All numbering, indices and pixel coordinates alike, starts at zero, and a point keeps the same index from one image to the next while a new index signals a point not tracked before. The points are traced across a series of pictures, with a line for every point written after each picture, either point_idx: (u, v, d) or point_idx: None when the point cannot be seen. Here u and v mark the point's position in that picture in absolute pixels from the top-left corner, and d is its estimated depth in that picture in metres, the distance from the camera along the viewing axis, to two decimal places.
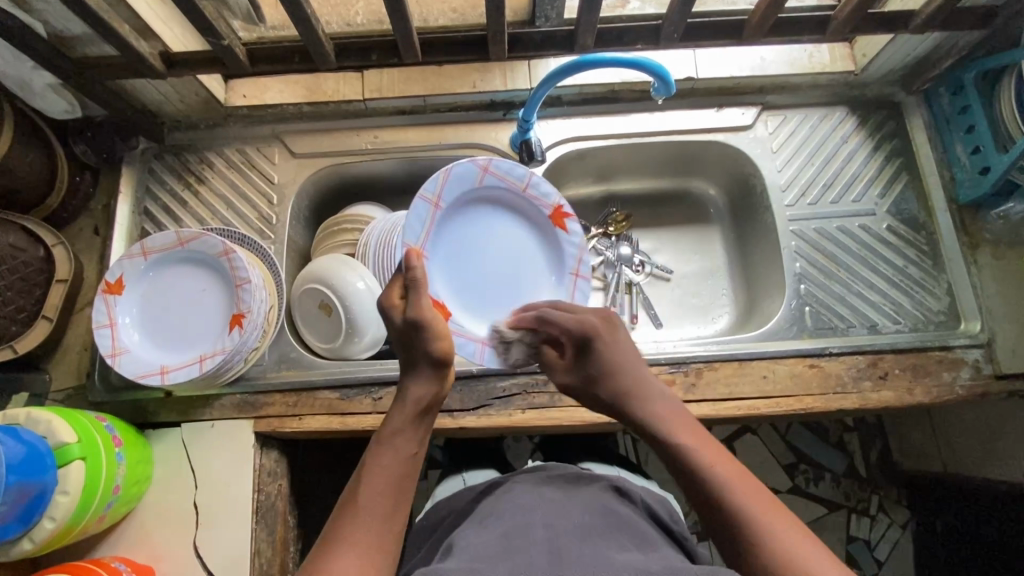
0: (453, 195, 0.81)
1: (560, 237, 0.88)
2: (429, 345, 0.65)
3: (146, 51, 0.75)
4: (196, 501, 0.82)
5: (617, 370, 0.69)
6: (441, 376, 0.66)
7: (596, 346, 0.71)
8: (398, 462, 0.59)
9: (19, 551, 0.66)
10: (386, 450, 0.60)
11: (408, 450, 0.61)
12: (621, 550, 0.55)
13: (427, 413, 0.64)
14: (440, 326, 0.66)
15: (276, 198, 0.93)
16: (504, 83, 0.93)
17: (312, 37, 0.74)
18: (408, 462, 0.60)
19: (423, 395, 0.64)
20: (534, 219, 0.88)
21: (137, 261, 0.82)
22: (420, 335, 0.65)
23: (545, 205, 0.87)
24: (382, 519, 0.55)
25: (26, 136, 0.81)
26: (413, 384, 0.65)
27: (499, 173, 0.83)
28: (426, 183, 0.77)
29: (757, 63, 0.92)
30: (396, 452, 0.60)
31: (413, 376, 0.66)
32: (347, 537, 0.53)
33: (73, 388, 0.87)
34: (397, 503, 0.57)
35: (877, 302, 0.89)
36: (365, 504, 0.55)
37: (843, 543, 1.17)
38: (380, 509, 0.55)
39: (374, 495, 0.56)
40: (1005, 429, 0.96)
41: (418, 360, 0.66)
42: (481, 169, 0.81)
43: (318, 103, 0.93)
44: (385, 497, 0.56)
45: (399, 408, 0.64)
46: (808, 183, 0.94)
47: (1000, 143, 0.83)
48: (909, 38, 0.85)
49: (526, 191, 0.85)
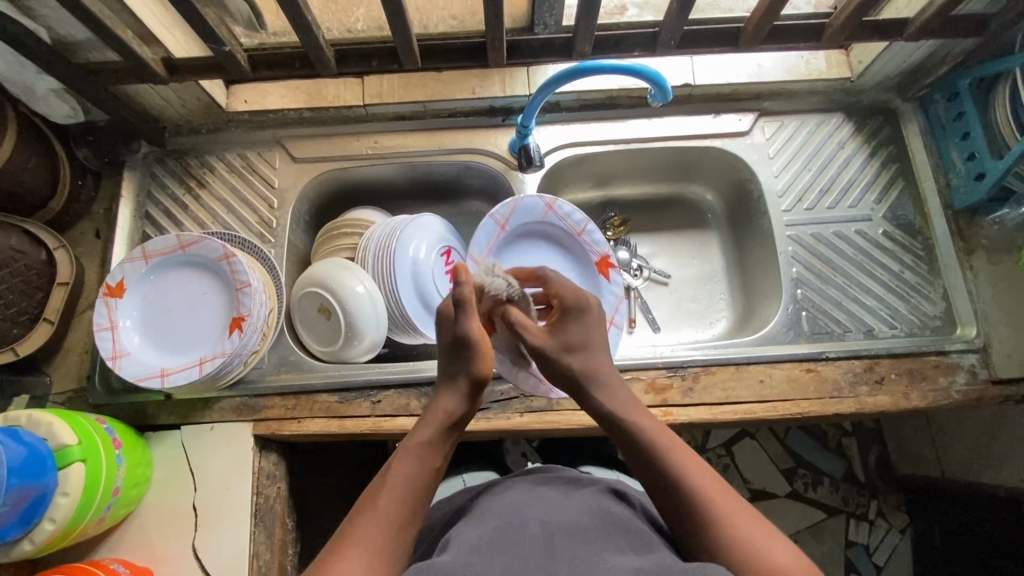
0: (518, 222, 0.91)
1: (601, 284, 0.94)
2: (471, 362, 0.66)
3: (148, 58, 0.76)
4: (195, 503, 0.82)
5: (583, 350, 0.71)
6: (472, 395, 0.67)
7: (563, 335, 0.71)
8: (422, 472, 0.60)
9: (19, 553, 0.66)
10: (407, 460, 0.60)
11: (430, 463, 0.61)
12: (615, 545, 0.56)
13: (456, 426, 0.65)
14: (486, 348, 0.67)
15: (277, 203, 0.94)
16: (503, 89, 0.94)
17: (313, 43, 0.75)
18: (428, 473, 0.60)
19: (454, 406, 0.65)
20: (581, 261, 0.95)
21: (138, 265, 0.82)
22: (465, 352, 0.66)
23: (595, 252, 0.94)
24: (394, 523, 0.55)
25: (30, 140, 0.82)
26: (446, 396, 0.66)
27: (560, 213, 0.91)
28: (497, 206, 0.88)
29: (756, 70, 0.94)
30: (420, 461, 0.61)
31: (446, 387, 0.67)
32: (361, 541, 0.53)
33: (73, 391, 0.87)
34: (410, 509, 0.57)
35: (873, 307, 0.90)
36: (379, 507, 0.56)
37: (842, 548, 1.18)
38: (393, 512, 0.56)
39: (394, 500, 0.57)
40: (1001, 434, 0.96)
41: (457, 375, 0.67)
42: (546, 206, 0.90)
43: (318, 109, 0.94)
44: (399, 502, 0.57)
45: (428, 418, 0.65)
46: (804, 189, 0.95)
47: (995, 150, 0.84)
48: (905, 46, 0.86)
49: (580, 235, 0.93)
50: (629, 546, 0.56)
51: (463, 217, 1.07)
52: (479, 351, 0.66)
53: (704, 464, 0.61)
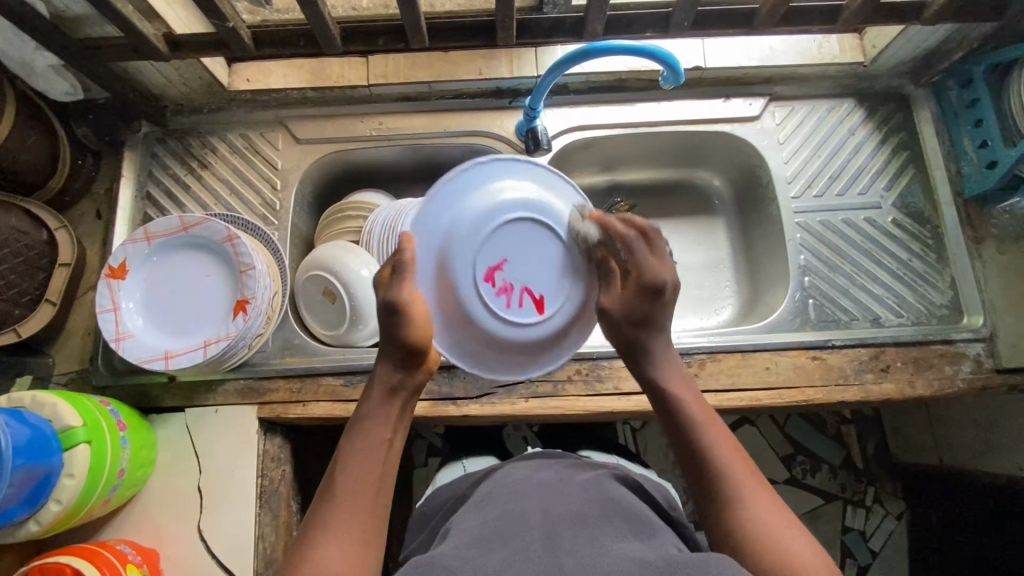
0: (489, 183, 0.66)
1: (471, 305, 0.64)
2: (396, 328, 0.60)
3: (150, 33, 0.74)
4: (200, 486, 0.82)
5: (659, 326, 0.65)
6: (410, 359, 0.61)
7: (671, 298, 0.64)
8: (373, 451, 0.58)
9: (24, 534, 0.66)
10: (360, 436, 0.59)
11: (382, 435, 0.59)
12: (616, 530, 0.56)
13: (400, 390, 0.61)
14: (418, 313, 0.60)
15: (280, 184, 0.93)
16: (510, 71, 0.92)
17: (318, 20, 0.73)
18: (382, 447, 0.59)
19: (391, 374, 0.61)
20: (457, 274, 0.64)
21: (140, 246, 0.82)
22: (392, 319, 0.60)
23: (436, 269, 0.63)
24: (358, 510, 0.55)
25: (27, 116, 0.80)
26: (382, 364, 0.62)
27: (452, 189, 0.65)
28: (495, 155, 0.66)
29: (767, 53, 0.92)
30: (369, 438, 0.59)
31: (382, 354, 0.62)
32: (331, 526, 0.53)
33: (76, 372, 0.86)
34: (377, 489, 0.57)
35: (880, 295, 0.89)
36: (340, 496, 0.55)
37: (839, 534, 1.18)
38: (356, 498, 0.55)
39: (351, 487, 0.56)
40: (1002, 422, 0.97)
41: (387, 341, 0.61)
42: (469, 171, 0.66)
43: (322, 88, 0.92)
44: (360, 488, 0.56)
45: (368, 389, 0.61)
46: (814, 175, 0.94)
47: (1008, 138, 0.83)
48: (920, 30, 0.85)
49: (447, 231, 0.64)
50: (630, 535, 0.56)
51: None
52: (407, 316, 0.59)
53: (766, 485, 0.57)
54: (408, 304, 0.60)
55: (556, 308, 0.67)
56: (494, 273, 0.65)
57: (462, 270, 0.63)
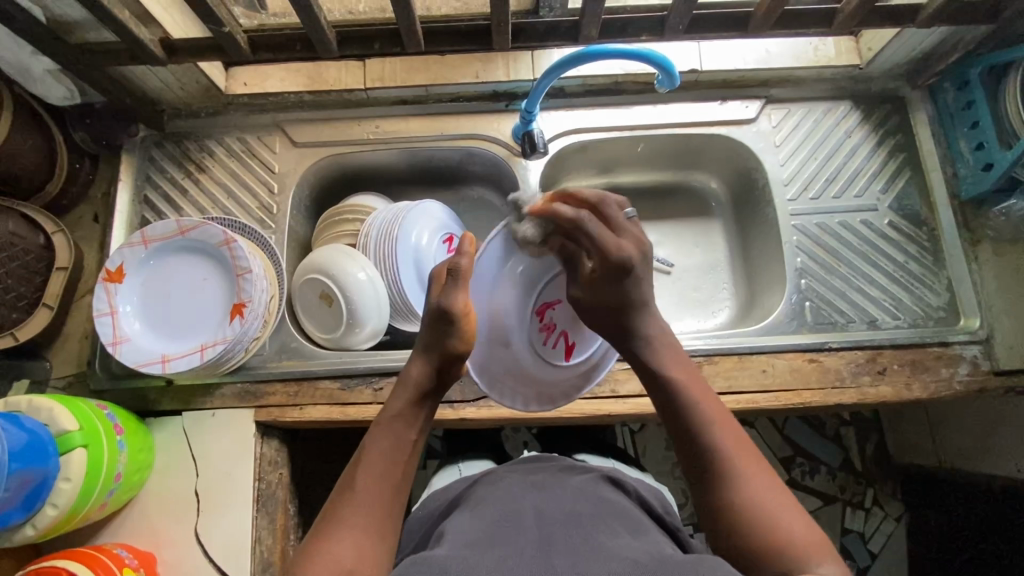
0: None
1: (517, 335, 0.71)
2: (446, 336, 0.64)
3: (146, 38, 0.74)
4: (197, 489, 0.82)
5: (640, 303, 0.67)
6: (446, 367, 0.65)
7: (640, 271, 0.66)
8: (396, 448, 0.60)
9: (21, 538, 0.66)
10: (385, 434, 0.61)
11: (408, 435, 0.62)
12: (610, 531, 0.56)
13: (429, 395, 0.65)
14: (467, 324, 0.64)
15: (277, 187, 0.93)
16: (506, 74, 0.92)
17: (314, 25, 0.73)
18: (407, 446, 0.61)
19: (426, 378, 0.64)
20: (515, 305, 0.70)
21: (137, 250, 0.82)
22: (444, 326, 0.63)
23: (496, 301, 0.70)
24: (372, 505, 0.56)
25: (25, 121, 0.80)
26: (415, 364, 0.65)
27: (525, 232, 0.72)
28: None
29: (763, 56, 0.92)
30: (395, 436, 0.61)
31: (420, 354, 0.65)
32: (344, 522, 0.54)
33: (73, 376, 0.87)
34: (395, 488, 0.58)
35: (877, 297, 0.89)
36: (358, 491, 0.57)
37: (838, 536, 1.18)
38: (372, 494, 0.57)
39: (369, 482, 0.57)
40: (1000, 424, 0.97)
41: (428, 345, 0.65)
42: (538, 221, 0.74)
43: (319, 92, 0.93)
44: (376, 485, 0.57)
45: (400, 389, 0.64)
46: (810, 178, 0.94)
47: (1004, 141, 0.83)
48: (916, 32, 0.85)
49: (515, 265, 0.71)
50: (624, 536, 0.56)
51: (464, 203, 1.06)
52: (459, 325, 0.63)
53: (761, 468, 0.58)
54: (463, 313, 0.63)
55: (585, 354, 0.75)
56: (545, 310, 0.72)
57: (523, 305, 0.71)
